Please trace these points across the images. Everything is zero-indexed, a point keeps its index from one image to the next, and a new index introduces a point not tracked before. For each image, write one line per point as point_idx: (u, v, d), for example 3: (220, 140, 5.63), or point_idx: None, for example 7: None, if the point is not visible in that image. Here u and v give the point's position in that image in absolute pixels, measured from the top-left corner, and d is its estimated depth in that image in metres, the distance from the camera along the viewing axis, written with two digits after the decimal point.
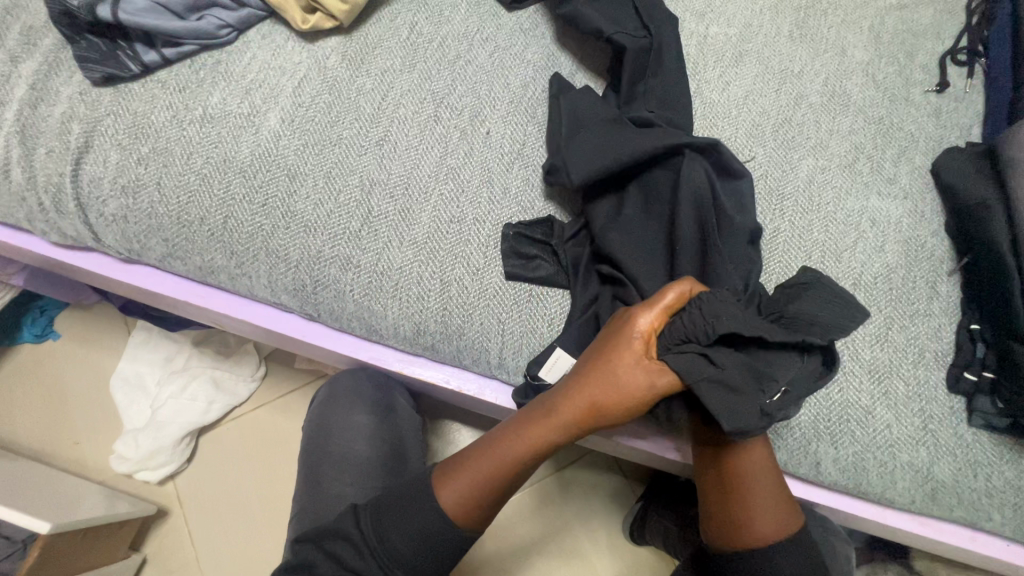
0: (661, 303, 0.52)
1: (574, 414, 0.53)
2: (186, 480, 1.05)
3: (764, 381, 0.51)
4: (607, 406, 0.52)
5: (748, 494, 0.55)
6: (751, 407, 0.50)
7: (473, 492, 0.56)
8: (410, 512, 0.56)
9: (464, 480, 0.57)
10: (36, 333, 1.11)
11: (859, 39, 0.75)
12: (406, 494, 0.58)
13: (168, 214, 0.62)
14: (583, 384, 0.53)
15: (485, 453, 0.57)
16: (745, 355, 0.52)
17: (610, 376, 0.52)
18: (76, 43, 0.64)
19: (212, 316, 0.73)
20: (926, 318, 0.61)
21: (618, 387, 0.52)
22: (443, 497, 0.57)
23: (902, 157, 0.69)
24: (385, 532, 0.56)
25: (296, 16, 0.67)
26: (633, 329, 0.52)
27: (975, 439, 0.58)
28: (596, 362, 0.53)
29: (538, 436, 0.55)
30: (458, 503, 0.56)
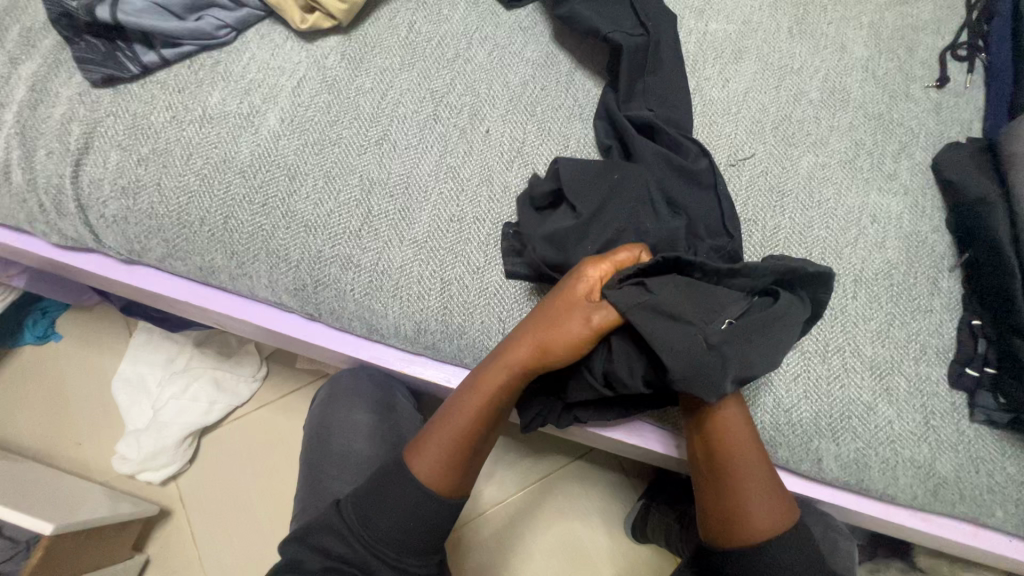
0: (611, 257, 0.56)
1: (528, 365, 0.55)
2: (188, 481, 1.06)
3: (708, 315, 0.53)
4: (559, 354, 0.54)
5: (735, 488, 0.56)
6: (694, 337, 0.52)
7: (443, 454, 0.58)
8: (386, 496, 0.58)
9: (434, 444, 0.58)
10: (38, 335, 1.11)
11: (859, 35, 0.75)
12: (389, 486, 0.58)
13: (168, 214, 0.62)
14: (537, 337, 0.55)
15: (448, 414, 0.59)
16: (686, 293, 0.54)
17: (554, 322, 0.55)
18: (75, 44, 0.64)
19: (213, 317, 0.73)
20: (927, 314, 0.61)
21: (560, 329, 0.54)
22: (419, 461, 0.58)
23: (903, 153, 0.68)
24: (368, 518, 0.57)
25: (295, 16, 0.67)
26: (580, 279, 0.55)
27: (976, 435, 0.57)
28: (549, 314, 0.55)
29: (496, 393, 0.57)
30: (432, 470, 0.57)
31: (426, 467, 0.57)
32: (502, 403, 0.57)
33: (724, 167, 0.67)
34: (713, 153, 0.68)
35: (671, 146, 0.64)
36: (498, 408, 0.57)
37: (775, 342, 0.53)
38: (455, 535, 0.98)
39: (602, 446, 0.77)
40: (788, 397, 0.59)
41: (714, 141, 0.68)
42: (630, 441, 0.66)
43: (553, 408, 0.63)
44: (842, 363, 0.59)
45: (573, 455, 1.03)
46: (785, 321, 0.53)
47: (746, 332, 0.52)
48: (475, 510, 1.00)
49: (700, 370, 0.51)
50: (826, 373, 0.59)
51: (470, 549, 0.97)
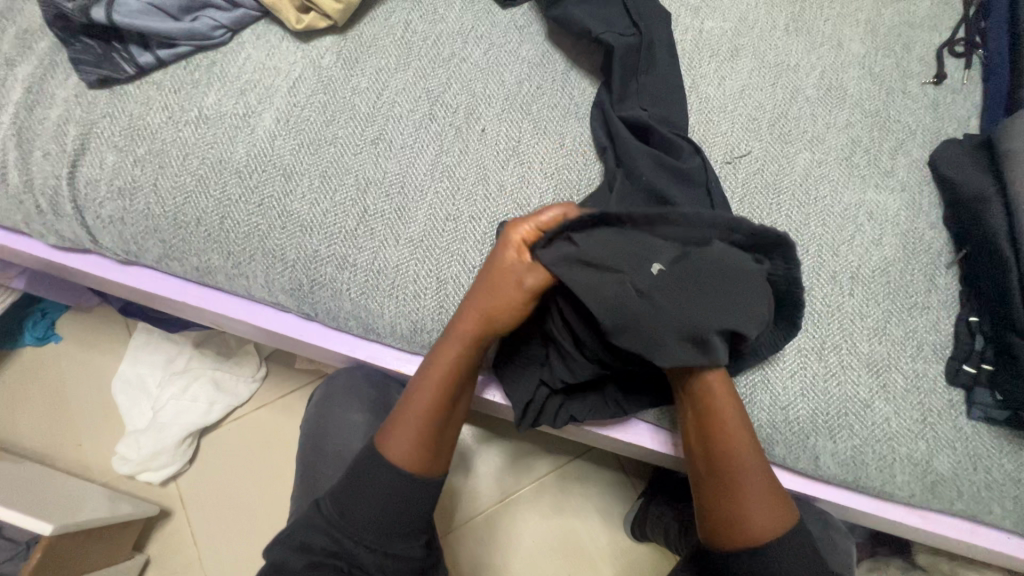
0: (536, 217, 0.55)
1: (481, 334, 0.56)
2: (188, 481, 1.06)
3: (640, 262, 0.53)
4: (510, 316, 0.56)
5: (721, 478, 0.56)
6: (621, 285, 0.53)
7: (415, 433, 0.57)
8: (362, 487, 0.57)
9: (405, 429, 0.58)
10: (38, 336, 1.12)
11: (855, 31, 0.74)
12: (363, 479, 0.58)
13: (164, 215, 0.62)
14: (485, 305, 0.56)
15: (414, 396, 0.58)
16: (622, 240, 0.53)
17: (490, 285, 0.56)
18: (71, 45, 0.64)
19: (211, 317, 0.73)
20: (924, 312, 0.61)
21: (495, 291, 0.55)
22: (392, 445, 0.58)
23: (900, 150, 0.68)
24: (346, 510, 0.58)
25: (290, 15, 0.67)
26: (508, 241, 0.56)
27: (974, 432, 0.57)
28: (488, 282, 0.56)
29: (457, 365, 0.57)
30: (404, 452, 0.57)
31: (400, 450, 0.57)
32: (458, 377, 0.57)
33: (720, 166, 0.67)
34: (710, 151, 0.68)
35: (664, 145, 0.64)
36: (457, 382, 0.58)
37: (716, 291, 0.53)
38: (453, 533, 0.99)
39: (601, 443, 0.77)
40: (784, 392, 0.59)
41: (710, 139, 0.68)
42: (627, 439, 0.66)
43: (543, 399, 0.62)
44: (839, 360, 0.59)
45: (572, 455, 1.03)
46: (723, 262, 0.54)
47: (678, 278, 0.53)
48: (476, 510, 1.00)
49: (640, 328, 0.53)
50: (822, 371, 0.59)
51: (467, 546, 0.98)
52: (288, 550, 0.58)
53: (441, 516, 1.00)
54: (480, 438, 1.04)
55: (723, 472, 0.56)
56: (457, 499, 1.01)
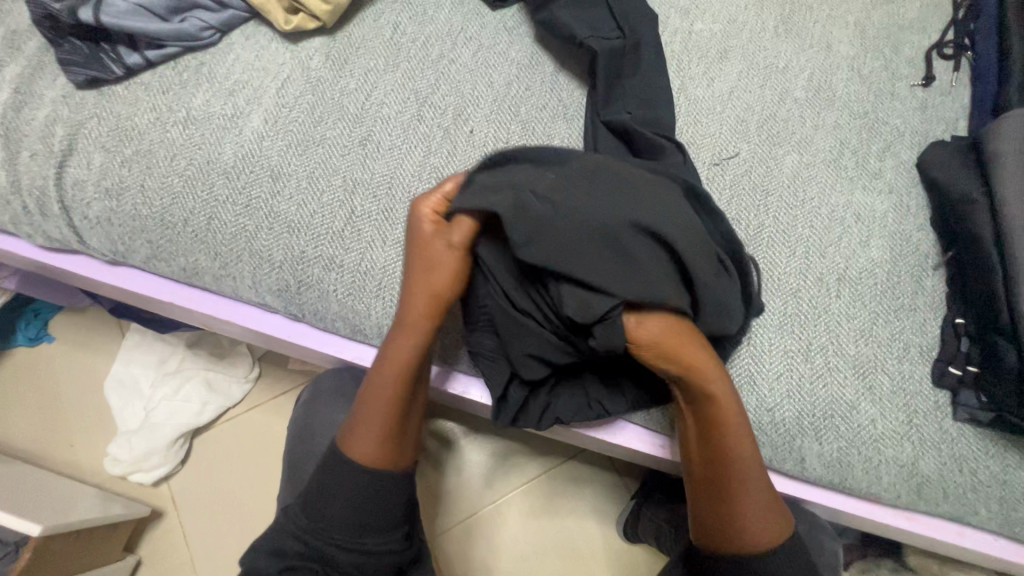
0: (439, 189, 0.56)
1: (416, 316, 0.55)
2: (180, 482, 1.06)
3: (533, 176, 0.52)
4: (443, 294, 0.55)
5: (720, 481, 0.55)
6: (517, 193, 0.50)
7: (378, 429, 0.59)
8: (328, 489, 0.60)
9: (370, 427, 0.59)
10: (30, 336, 1.12)
11: (845, 33, 0.75)
12: (326, 482, 0.60)
13: (151, 215, 0.62)
14: (414, 287, 0.55)
15: (367, 390, 0.59)
16: (512, 168, 0.54)
17: (423, 265, 0.55)
18: (60, 46, 0.64)
19: (200, 317, 0.73)
20: (911, 313, 0.61)
21: (430, 269, 0.55)
22: (359, 445, 0.59)
23: (888, 152, 0.68)
24: (314, 511, 0.60)
25: (279, 16, 0.67)
26: (419, 216, 0.56)
27: (960, 434, 0.57)
28: (413, 262, 0.56)
29: (399, 353, 0.57)
30: (370, 449, 0.59)
31: (363, 448, 0.59)
32: (414, 365, 0.57)
33: (708, 167, 0.67)
34: (698, 152, 0.68)
35: (651, 147, 0.64)
36: (413, 369, 0.57)
37: (624, 198, 0.51)
38: (444, 535, 0.99)
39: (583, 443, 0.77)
40: (769, 395, 0.59)
41: (698, 141, 0.68)
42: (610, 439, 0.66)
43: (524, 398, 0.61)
44: (825, 362, 0.59)
45: (564, 456, 1.03)
46: (615, 171, 0.53)
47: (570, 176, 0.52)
48: (468, 511, 1.00)
49: (563, 253, 0.49)
50: (808, 373, 0.59)
51: (459, 548, 0.98)
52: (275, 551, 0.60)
53: (432, 516, 1.00)
54: (472, 440, 1.04)
55: (724, 483, 0.55)
56: (448, 500, 1.01)
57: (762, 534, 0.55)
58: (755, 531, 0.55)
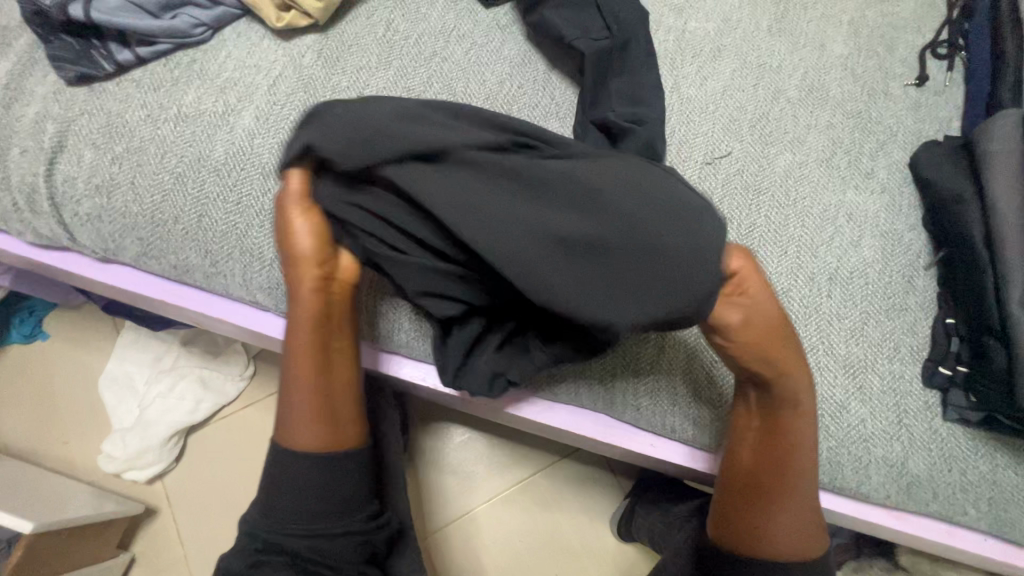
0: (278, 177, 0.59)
1: (297, 288, 0.58)
2: (174, 480, 1.06)
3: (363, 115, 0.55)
4: (311, 258, 0.57)
5: (765, 485, 0.58)
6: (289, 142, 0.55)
7: (305, 414, 0.60)
8: (283, 481, 0.60)
9: (300, 415, 0.60)
10: (25, 334, 1.12)
11: (839, 33, 0.75)
12: (279, 475, 0.60)
13: (142, 213, 0.62)
14: (289, 264, 0.58)
15: (287, 381, 0.61)
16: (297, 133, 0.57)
17: (287, 244, 0.57)
18: (50, 42, 0.64)
19: (191, 315, 0.73)
20: (902, 313, 0.61)
21: (295, 243, 0.57)
22: (296, 437, 0.60)
23: (881, 152, 0.68)
24: (271, 506, 0.61)
25: (270, 14, 0.67)
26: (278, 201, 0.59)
27: (950, 434, 0.57)
28: (281, 241, 0.58)
29: (298, 330, 0.59)
30: (304, 435, 0.60)
31: (306, 438, 0.60)
32: (312, 340, 0.59)
33: (701, 166, 0.67)
34: (690, 151, 0.67)
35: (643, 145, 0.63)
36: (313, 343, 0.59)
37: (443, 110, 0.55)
38: (438, 533, 0.99)
39: (564, 438, 0.77)
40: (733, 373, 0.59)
41: (690, 140, 0.68)
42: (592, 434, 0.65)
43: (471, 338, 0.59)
44: (815, 361, 0.59)
45: (558, 454, 1.03)
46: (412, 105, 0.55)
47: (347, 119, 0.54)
48: (462, 509, 1.00)
49: (366, 145, 0.51)
50: None
51: (453, 546, 0.98)
52: (247, 543, 0.61)
53: (426, 514, 1.00)
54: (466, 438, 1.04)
55: (775, 485, 0.57)
56: (442, 498, 1.01)
57: (794, 546, 0.58)
58: (783, 543, 0.58)
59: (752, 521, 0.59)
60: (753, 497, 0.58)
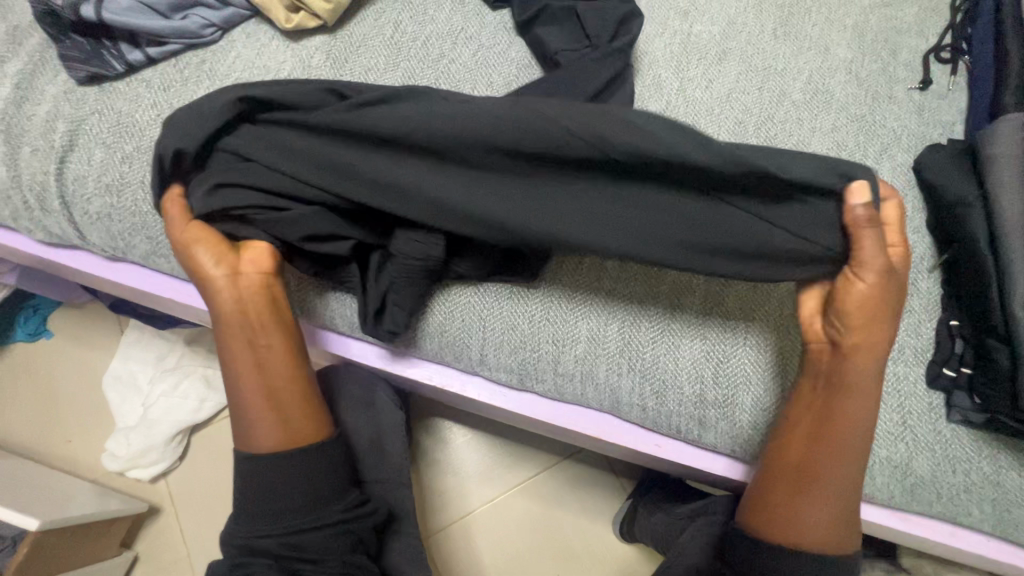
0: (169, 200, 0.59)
1: (212, 304, 0.58)
2: (177, 479, 1.06)
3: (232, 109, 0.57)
4: (207, 264, 0.56)
5: (806, 468, 0.55)
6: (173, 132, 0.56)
7: (260, 416, 0.58)
8: (270, 484, 0.57)
9: (259, 420, 0.58)
10: (30, 332, 1.13)
11: (843, 37, 0.75)
12: (266, 480, 0.57)
13: (151, 212, 0.62)
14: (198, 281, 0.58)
15: (235, 390, 0.60)
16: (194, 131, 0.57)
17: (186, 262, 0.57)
18: (61, 42, 0.64)
19: (198, 314, 0.73)
20: (906, 314, 0.61)
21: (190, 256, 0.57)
22: (259, 443, 0.58)
23: (884, 155, 0.69)
24: (257, 511, 0.57)
25: (280, 15, 0.67)
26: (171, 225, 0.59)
27: (954, 435, 0.58)
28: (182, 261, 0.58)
29: (228, 339, 0.58)
30: (266, 436, 0.58)
31: (268, 440, 0.58)
32: (240, 342, 0.58)
33: None
34: None
35: None
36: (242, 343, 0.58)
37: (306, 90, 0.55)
38: (440, 533, 0.99)
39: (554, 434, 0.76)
40: (725, 368, 0.58)
41: None
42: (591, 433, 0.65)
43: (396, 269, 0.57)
44: None
45: (560, 455, 1.03)
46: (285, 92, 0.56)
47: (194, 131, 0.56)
48: (464, 509, 1.01)
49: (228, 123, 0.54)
50: None
51: (457, 546, 0.98)
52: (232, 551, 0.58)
53: (428, 513, 1.00)
54: (469, 438, 1.05)
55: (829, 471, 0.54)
56: (445, 497, 1.01)
57: (824, 535, 0.55)
58: (816, 531, 0.55)
59: (787, 505, 0.56)
60: (790, 478, 0.55)
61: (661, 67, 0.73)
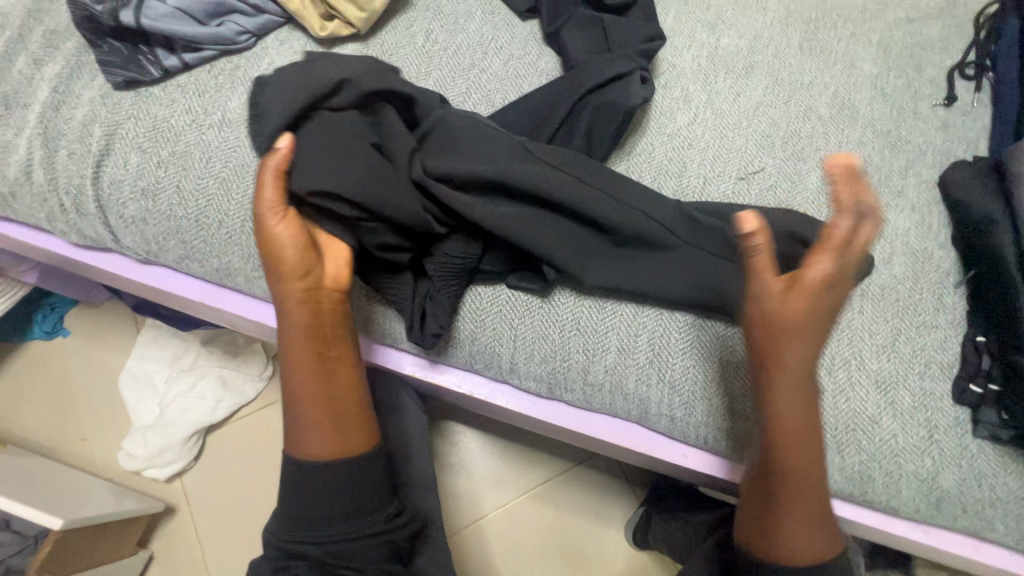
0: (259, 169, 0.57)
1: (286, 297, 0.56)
2: (193, 478, 1.06)
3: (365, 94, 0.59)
4: (295, 255, 0.55)
5: (781, 488, 0.54)
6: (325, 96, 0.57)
7: (317, 423, 0.57)
8: (312, 494, 0.57)
9: (312, 427, 0.57)
10: (47, 330, 1.13)
11: (868, 52, 0.76)
12: (306, 491, 0.57)
13: (186, 217, 0.63)
14: (274, 267, 0.56)
15: (291, 392, 0.58)
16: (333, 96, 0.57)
17: (271, 247, 0.55)
18: (99, 47, 0.65)
19: (227, 317, 0.74)
20: (933, 329, 0.62)
21: (280, 243, 0.54)
22: (311, 448, 0.57)
23: (910, 170, 0.69)
24: (297, 518, 0.57)
25: (314, 23, 0.68)
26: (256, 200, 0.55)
27: (979, 450, 0.58)
28: (263, 241, 0.55)
29: (292, 338, 0.57)
30: (320, 443, 0.57)
31: (320, 446, 0.57)
32: (309, 341, 0.57)
33: (735, 182, 0.68)
34: (724, 166, 0.69)
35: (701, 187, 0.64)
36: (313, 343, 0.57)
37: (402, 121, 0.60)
38: (455, 538, 1.00)
39: (581, 443, 0.77)
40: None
41: (724, 155, 0.69)
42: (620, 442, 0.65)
43: (438, 276, 0.60)
44: (848, 376, 0.60)
45: (575, 461, 1.04)
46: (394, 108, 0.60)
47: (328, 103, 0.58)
48: (479, 513, 1.01)
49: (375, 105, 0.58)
50: (830, 386, 0.60)
51: (472, 550, 0.99)
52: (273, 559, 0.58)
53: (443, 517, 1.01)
54: (485, 443, 1.05)
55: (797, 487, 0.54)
56: (459, 501, 1.02)
57: (806, 556, 0.54)
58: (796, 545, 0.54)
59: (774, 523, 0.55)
60: (770, 493, 0.55)
61: (690, 80, 0.73)
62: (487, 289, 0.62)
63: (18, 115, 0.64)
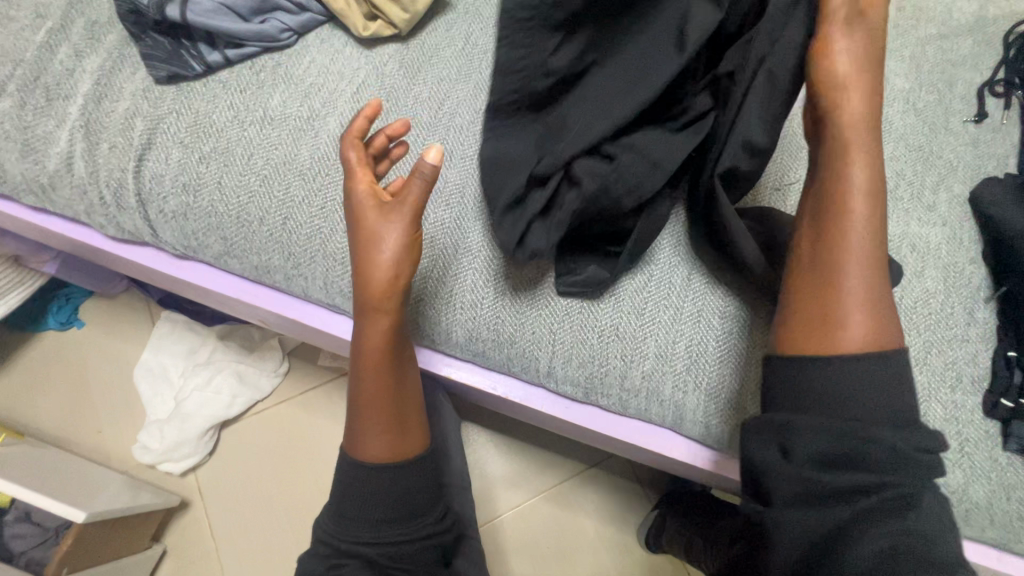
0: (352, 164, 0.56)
1: (378, 300, 0.56)
2: (208, 473, 1.06)
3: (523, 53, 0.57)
4: (398, 263, 0.55)
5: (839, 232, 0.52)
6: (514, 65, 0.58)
7: (380, 425, 0.59)
8: (368, 496, 0.58)
9: (372, 426, 0.59)
10: (61, 321, 1.13)
11: (900, 67, 0.77)
12: (362, 491, 0.59)
13: (227, 213, 0.63)
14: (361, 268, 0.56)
15: (356, 389, 0.60)
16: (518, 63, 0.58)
17: (373, 249, 0.55)
18: (142, 41, 0.65)
19: (259, 314, 0.74)
20: (964, 344, 0.63)
21: (386, 248, 0.54)
22: (368, 447, 0.59)
23: (942, 186, 0.70)
24: (350, 517, 0.58)
25: (357, 23, 0.68)
26: (362, 202, 0.56)
27: (1009, 463, 0.59)
28: (363, 244, 0.55)
29: (368, 335, 0.57)
30: (376, 444, 0.59)
31: (378, 449, 0.59)
32: (389, 344, 0.58)
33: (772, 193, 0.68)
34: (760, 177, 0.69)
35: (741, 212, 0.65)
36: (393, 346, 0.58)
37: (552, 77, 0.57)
38: None
39: (609, 447, 0.77)
40: None
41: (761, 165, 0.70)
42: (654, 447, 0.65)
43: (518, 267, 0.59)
44: None
45: (591, 463, 1.04)
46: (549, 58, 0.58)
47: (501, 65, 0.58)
48: (495, 513, 1.02)
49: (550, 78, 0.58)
50: None
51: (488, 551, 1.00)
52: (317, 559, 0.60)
53: None
54: (503, 443, 1.06)
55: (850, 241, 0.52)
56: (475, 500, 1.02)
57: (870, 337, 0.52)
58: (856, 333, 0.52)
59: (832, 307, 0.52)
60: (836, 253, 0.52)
61: None
62: (528, 294, 0.63)
63: (59, 107, 0.64)
